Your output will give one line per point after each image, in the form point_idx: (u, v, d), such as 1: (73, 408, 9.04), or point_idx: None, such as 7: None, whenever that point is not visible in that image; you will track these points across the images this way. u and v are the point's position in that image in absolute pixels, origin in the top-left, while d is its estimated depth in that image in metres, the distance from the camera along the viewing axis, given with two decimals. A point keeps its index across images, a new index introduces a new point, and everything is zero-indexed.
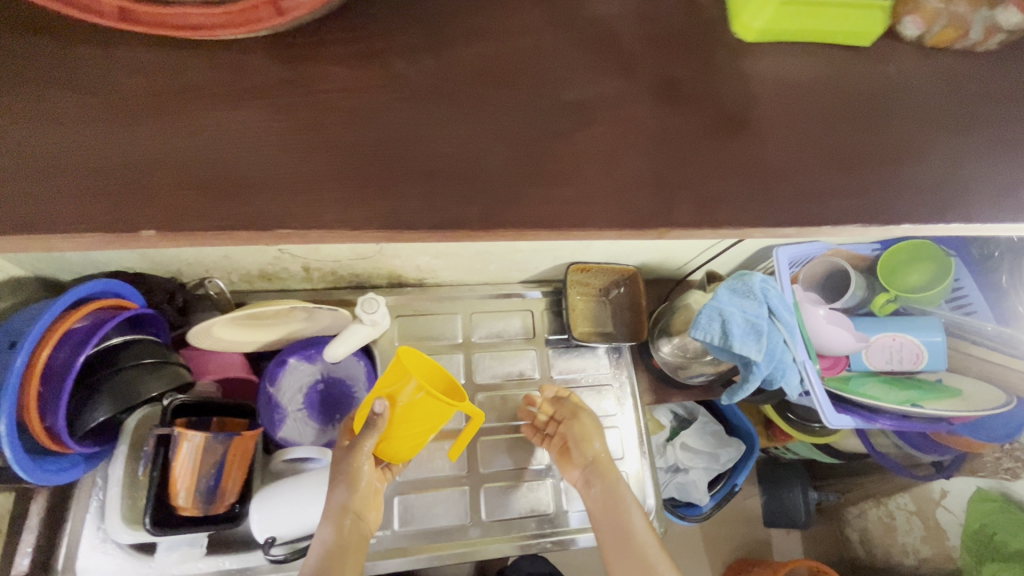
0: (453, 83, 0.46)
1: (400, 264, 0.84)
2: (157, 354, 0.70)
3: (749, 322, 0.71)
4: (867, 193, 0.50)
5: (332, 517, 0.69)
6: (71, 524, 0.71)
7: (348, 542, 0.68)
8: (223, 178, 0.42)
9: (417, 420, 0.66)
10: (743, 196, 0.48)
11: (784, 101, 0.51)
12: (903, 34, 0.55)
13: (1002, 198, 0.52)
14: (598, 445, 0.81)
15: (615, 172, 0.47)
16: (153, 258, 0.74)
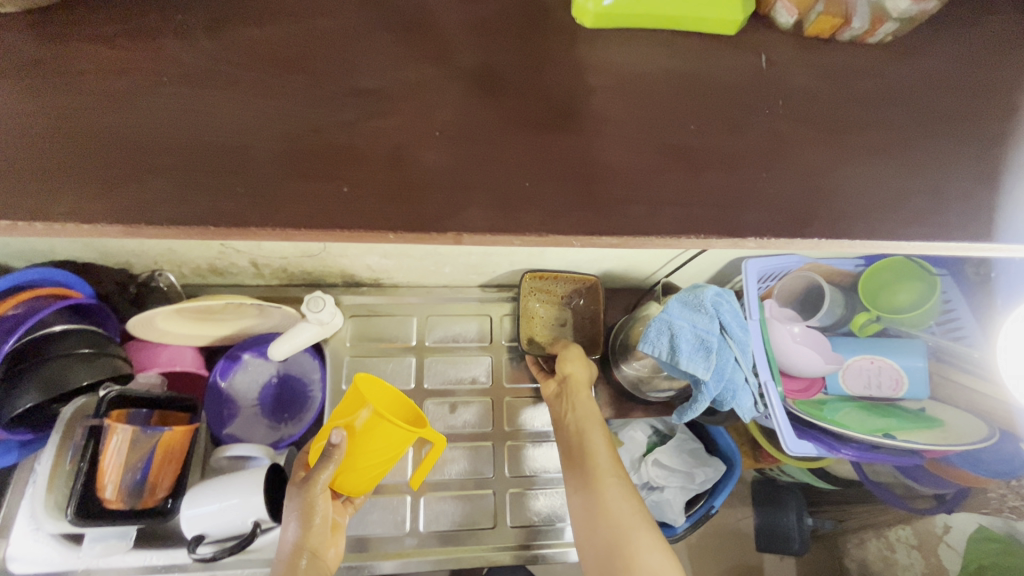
0: (343, 72, 0.44)
1: (349, 263, 0.83)
2: (94, 344, 0.70)
3: (698, 338, 0.67)
4: (792, 202, 0.47)
5: (286, 559, 0.65)
6: (7, 508, 0.71)
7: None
8: (82, 161, 0.40)
9: (377, 450, 0.64)
10: (657, 203, 0.44)
11: (710, 101, 0.47)
12: (779, 22, 0.50)
13: (952, 215, 0.47)
14: (579, 372, 0.80)
15: (516, 173, 0.44)
16: (100, 249, 0.75)
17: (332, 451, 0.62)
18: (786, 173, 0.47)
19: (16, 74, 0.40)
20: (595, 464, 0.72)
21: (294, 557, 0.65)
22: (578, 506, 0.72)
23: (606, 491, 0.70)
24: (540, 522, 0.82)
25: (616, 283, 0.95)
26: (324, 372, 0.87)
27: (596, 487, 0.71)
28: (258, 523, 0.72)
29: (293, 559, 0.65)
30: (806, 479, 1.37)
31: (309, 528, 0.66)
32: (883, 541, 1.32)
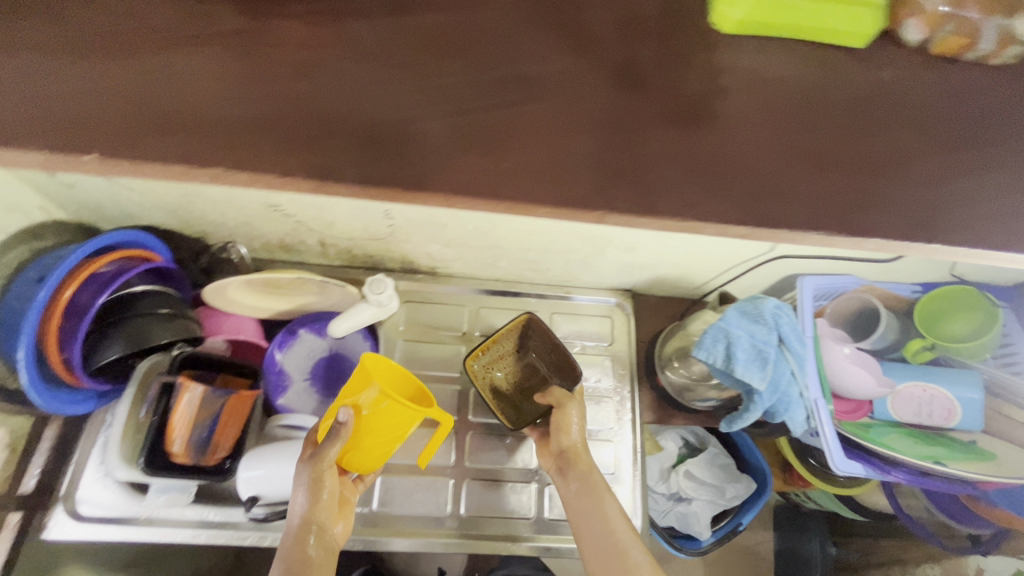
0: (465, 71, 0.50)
1: (410, 250, 0.85)
2: (172, 306, 0.74)
3: (755, 349, 0.68)
4: (840, 209, 0.50)
5: (294, 534, 0.66)
6: (77, 456, 0.75)
7: (311, 559, 0.65)
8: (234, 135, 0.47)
9: (388, 427, 0.66)
10: (729, 209, 0.49)
11: (773, 118, 0.53)
12: (905, 38, 0.56)
13: (1004, 240, 0.50)
14: (575, 437, 0.75)
15: (597, 169, 0.47)
16: (183, 217, 0.79)
17: (340, 428, 0.64)
18: (835, 183, 0.51)
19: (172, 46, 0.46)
20: (614, 531, 0.69)
21: (303, 532, 0.66)
22: (592, 546, 0.69)
23: (635, 561, 0.67)
24: None
25: (664, 291, 0.96)
26: (376, 353, 0.89)
27: (620, 556, 0.67)
28: None
29: (302, 534, 0.66)
30: (834, 509, 1.36)
31: (317, 502, 0.67)
32: None
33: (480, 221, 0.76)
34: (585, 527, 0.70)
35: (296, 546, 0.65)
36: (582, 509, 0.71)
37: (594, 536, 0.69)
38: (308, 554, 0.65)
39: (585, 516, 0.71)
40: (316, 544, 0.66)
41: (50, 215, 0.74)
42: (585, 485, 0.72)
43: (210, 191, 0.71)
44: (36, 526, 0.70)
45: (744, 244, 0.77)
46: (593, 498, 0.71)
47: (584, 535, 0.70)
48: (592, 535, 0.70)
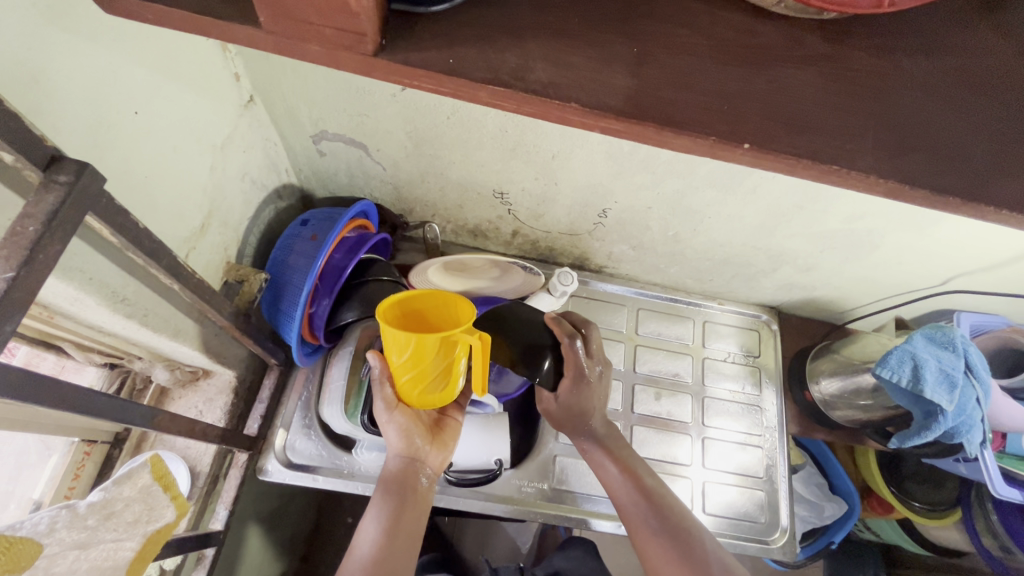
0: None
1: (596, 247, 0.91)
2: (396, 276, 0.78)
3: (943, 372, 0.73)
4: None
5: (397, 473, 0.67)
6: (286, 406, 0.78)
7: (419, 496, 0.66)
8: None
9: (426, 358, 0.59)
10: None
11: None
12: None
13: None
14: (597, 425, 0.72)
15: None
16: (400, 193, 0.84)
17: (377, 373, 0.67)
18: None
19: None
20: (649, 493, 0.67)
21: (408, 472, 0.67)
22: (633, 522, 0.66)
23: (683, 519, 0.66)
24: (728, 515, 0.88)
25: (809, 312, 1.02)
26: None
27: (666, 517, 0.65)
28: (500, 462, 0.81)
29: (408, 473, 0.67)
30: (896, 540, 1.42)
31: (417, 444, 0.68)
32: None
33: (683, 228, 0.81)
34: (621, 502, 0.68)
35: (402, 481, 0.66)
36: (614, 481, 0.69)
37: (638, 517, 0.66)
38: (414, 491, 0.66)
39: (616, 488, 0.69)
40: (425, 484, 0.67)
41: (289, 177, 0.80)
42: (619, 462, 0.70)
43: (451, 173, 0.77)
44: (256, 466, 0.74)
45: (922, 277, 0.83)
46: (631, 480, 0.68)
47: (624, 505, 0.68)
48: (637, 512, 0.66)
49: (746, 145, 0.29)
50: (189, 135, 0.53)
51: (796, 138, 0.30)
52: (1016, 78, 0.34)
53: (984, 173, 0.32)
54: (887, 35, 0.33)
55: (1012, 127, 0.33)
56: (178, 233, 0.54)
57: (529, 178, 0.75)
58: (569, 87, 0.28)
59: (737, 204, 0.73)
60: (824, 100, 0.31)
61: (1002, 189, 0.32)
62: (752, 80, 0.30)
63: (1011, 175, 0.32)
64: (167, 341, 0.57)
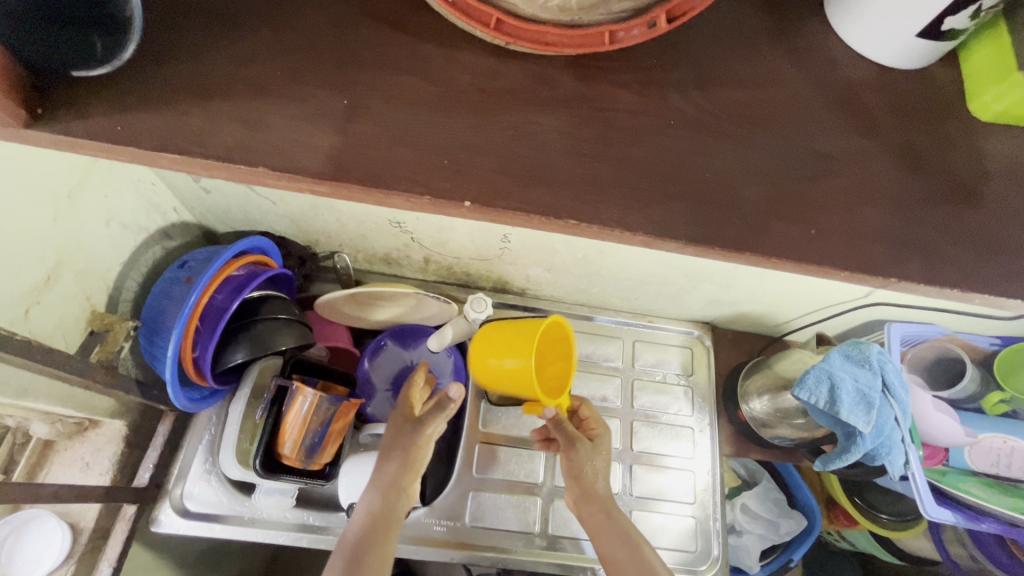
0: (669, 62, 0.40)
1: (510, 272, 0.88)
2: (290, 311, 0.75)
3: (859, 392, 0.70)
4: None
5: (382, 492, 0.68)
6: (183, 453, 0.75)
7: (394, 514, 0.67)
8: (411, 120, 0.38)
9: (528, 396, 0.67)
10: (977, 262, 0.38)
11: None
12: None
13: None
14: (599, 469, 0.76)
15: (858, 220, 0.38)
16: (301, 226, 0.82)
17: (447, 400, 0.74)
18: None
19: (351, 32, 0.40)
20: (631, 525, 0.71)
21: (391, 492, 0.69)
22: (614, 554, 0.69)
23: (647, 547, 0.69)
24: (657, 545, 0.84)
25: (744, 327, 0.98)
26: (457, 367, 0.91)
27: (641, 549, 0.69)
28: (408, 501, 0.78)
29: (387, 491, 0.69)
30: (872, 552, 1.33)
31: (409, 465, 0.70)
32: None
33: (591, 250, 0.79)
34: (614, 560, 0.69)
35: (382, 500, 0.68)
36: (607, 519, 0.72)
37: (619, 547, 0.69)
38: (391, 507, 0.68)
39: (612, 529, 0.71)
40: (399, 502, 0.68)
41: (181, 216, 0.77)
42: (607, 505, 0.73)
43: (342, 206, 0.75)
44: (148, 518, 0.72)
45: (842, 290, 0.80)
46: (614, 518, 0.72)
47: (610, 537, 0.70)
48: (618, 542, 0.70)
49: (467, 203, 0.36)
50: (16, 192, 0.51)
51: (551, 181, 0.37)
52: (787, 110, 0.39)
53: (743, 213, 0.37)
54: (649, 74, 0.39)
55: (782, 156, 0.38)
56: (6, 291, 0.52)
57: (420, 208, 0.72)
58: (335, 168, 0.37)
59: None
60: (571, 153, 0.37)
61: (748, 228, 0.37)
62: (503, 129, 0.37)
63: (769, 216, 0.37)
64: (14, 401, 0.56)
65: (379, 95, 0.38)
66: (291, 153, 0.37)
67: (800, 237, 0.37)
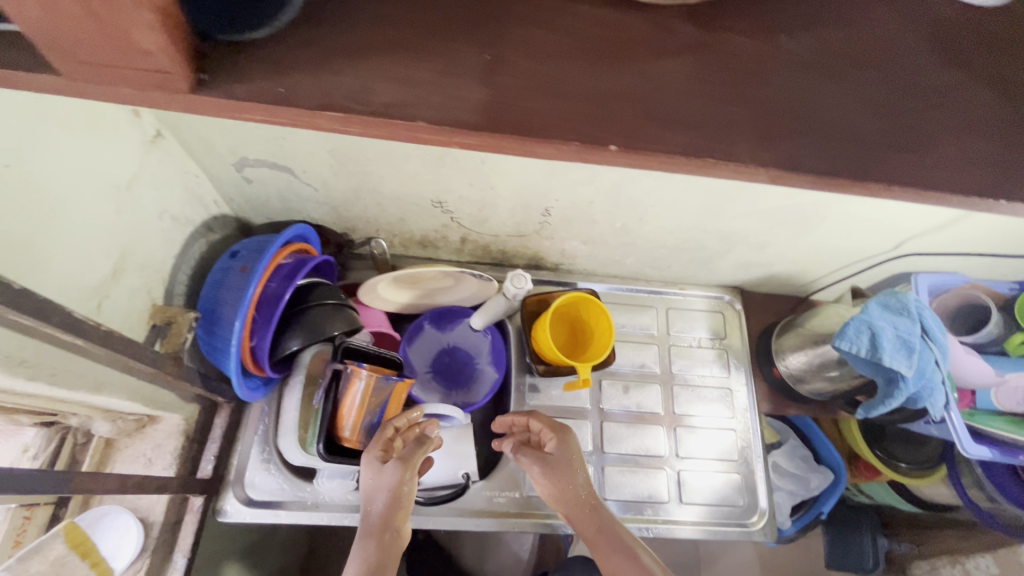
0: None
1: (547, 246, 0.89)
2: (339, 297, 0.76)
3: (900, 338, 0.72)
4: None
5: (376, 535, 0.67)
6: (242, 445, 0.77)
7: (390, 551, 0.66)
8: None
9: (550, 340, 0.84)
10: None
11: None
12: None
13: None
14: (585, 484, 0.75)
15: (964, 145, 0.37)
16: (340, 211, 0.82)
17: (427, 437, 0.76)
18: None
19: None
20: (622, 533, 0.70)
21: (384, 532, 0.67)
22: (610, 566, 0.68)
23: (647, 560, 0.67)
24: (705, 501, 0.87)
25: (772, 288, 1.01)
26: (495, 348, 0.91)
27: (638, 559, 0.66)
28: (467, 475, 0.82)
29: (381, 529, 0.67)
30: (894, 502, 1.37)
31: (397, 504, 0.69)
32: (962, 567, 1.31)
33: (629, 219, 0.80)
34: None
35: (376, 539, 0.66)
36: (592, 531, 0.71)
37: (612, 553, 0.68)
38: (386, 548, 0.66)
39: (602, 542, 0.69)
40: (394, 537, 0.68)
41: (221, 208, 0.77)
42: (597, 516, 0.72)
43: (385, 188, 0.75)
44: (215, 508, 0.73)
45: (874, 242, 0.83)
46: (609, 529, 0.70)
47: (603, 549, 0.69)
48: (607, 553, 0.69)
49: (613, 147, 0.34)
50: (83, 184, 0.51)
51: (682, 126, 0.35)
52: (893, 44, 0.39)
53: (868, 150, 0.36)
54: (755, 16, 0.38)
55: (898, 92, 0.38)
56: (82, 283, 0.52)
57: (464, 186, 0.73)
58: (473, 114, 0.34)
59: (676, 190, 0.71)
60: (697, 110, 0.35)
61: (883, 164, 0.36)
62: (636, 77, 0.35)
63: (895, 149, 0.36)
64: (89, 396, 0.56)
65: (513, 45, 0.35)
66: (429, 110, 0.34)
67: (930, 170, 0.36)
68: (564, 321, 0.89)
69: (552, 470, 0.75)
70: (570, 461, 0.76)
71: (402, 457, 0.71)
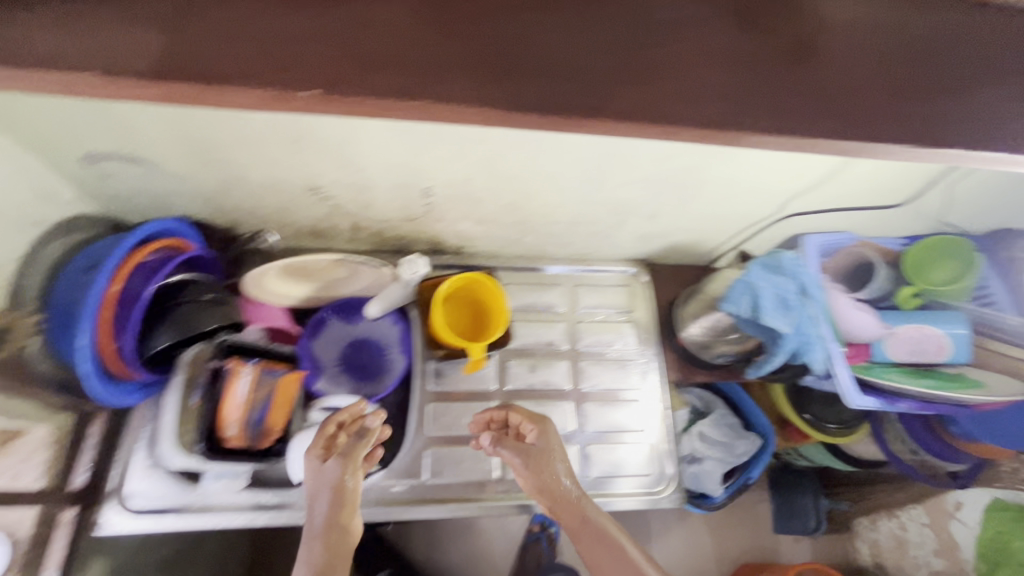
0: None
1: (441, 229, 0.88)
2: (217, 293, 0.75)
3: (778, 297, 0.74)
4: (948, 122, 0.47)
5: (322, 535, 0.66)
6: (123, 452, 0.74)
7: (340, 551, 0.65)
8: (311, 44, 0.40)
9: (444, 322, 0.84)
10: (811, 113, 0.46)
11: (844, 43, 0.47)
12: None
13: None
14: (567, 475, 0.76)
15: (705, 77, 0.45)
16: (217, 205, 0.79)
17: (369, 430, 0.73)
18: (956, 108, 0.47)
19: None
20: (602, 521, 0.73)
21: (331, 531, 0.66)
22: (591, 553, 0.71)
23: (628, 547, 0.70)
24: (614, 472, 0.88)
25: (677, 259, 1.02)
26: (404, 337, 0.90)
27: (618, 549, 0.70)
28: (362, 467, 0.78)
29: (329, 530, 0.66)
30: (830, 464, 1.39)
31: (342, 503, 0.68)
32: (896, 521, 1.36)
33: (513, 195, 0.80)
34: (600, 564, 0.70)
35: (325, 540, 0.65)
36: (575, 522, 0.74)
37: (592, 541, 0.71)
38: (334, 548, 0.65)
39: (581, 528, 0.73)
40: (344, 536, 0.67)
41: (84, 208, 0.73)
42: (579, 507, 0.74)
43: (254, 177, 0.73)
44: (91, 521, 0.70)
45: (757, 205, 0.84)
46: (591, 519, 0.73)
47: (586, 540, 0.72)
48: (589, 543, 0.72)
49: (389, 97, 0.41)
50: None
51: (447, 78, 0.41)
52: None
53: (604, 86, 0.43)
54: None
55: (644, 27, 0.44)
56: None
57: (333, 168, 0.71)
58: (258, 78, 0.39)
59: (547, 160, 0.71)
60: (460, 63, 0.41)
61: (618, 95, 0.43)
62: (406, 36, 0.41)
63: (627, 83, 0.44)
64: None
65: (293, 24, 0.40)
66: (217, 70, 0.39)
67: (665, 110, 0.44)
68: (466, 302, 0.89)
69: (531, 462, 0.76)
70: (547, 454, 0.76)
71: (341, 454, 0.70)
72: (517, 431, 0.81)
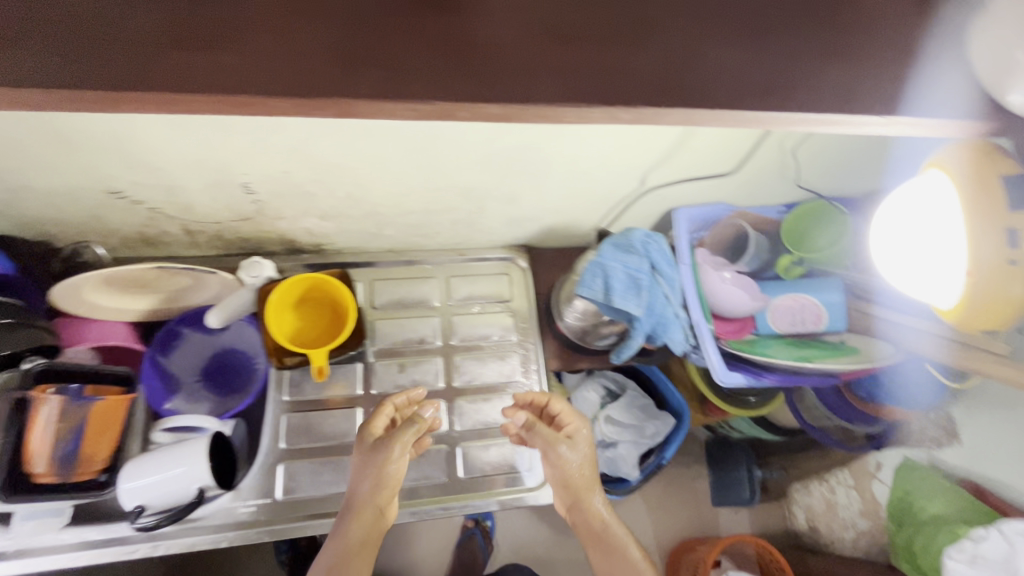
0: None
1: (287, 227, 0.81)
2: (17, 315, 0.64)
3: (629, 277, 0.70)
4: (729, 78, 0.41)
5: (355, 519, 0.66)
6: None
7: (370, 538, 0.65)
8: None
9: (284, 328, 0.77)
10: (558, 73, 0.38)
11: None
12: None
13: (847, 99, 0.41)
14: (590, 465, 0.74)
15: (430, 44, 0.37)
16: (16, 217, 0.71)
17: (421, 421, 0.72)
18: (736, 56, 0.41)
19: None
20: (607, 519, 0.71)
21: (363, 515, 0.66)
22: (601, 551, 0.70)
23: (635, 552, 0.68)
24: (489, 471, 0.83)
25: (559, 242, 0.97)
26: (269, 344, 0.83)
27: (627, 555, 0.68)
28: (204, 490, 0.71)
29: (357, 515, 0.66)
30: (758, 434, 1.34)
31: (381, 487, 0.68)
32: (827, 484, 1.26)
33: (347, 186, 0.73)
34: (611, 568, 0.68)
35: (355, 525, 0.65)
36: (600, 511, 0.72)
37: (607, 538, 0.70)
38: (364, 533, 0.65)
39: (602, 518, 0.71)
40: (374, 522, 0.66)
41: None
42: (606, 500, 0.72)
43: (40, 183, 0.65)
44: None
45: (617, 181, 0.79)
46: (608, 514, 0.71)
47: (604, 534, 0.70)
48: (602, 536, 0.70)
49: None
50: None
51: (99, 56, 0.34)
52: None
53: (303, 66, 0.36)
54: None
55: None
56: None
57: (125, 169, 0.64)
58: None
59: (363, 145, 0.65)
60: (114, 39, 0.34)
61: (314, 67, 0.36)
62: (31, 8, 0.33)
63: (329, 59, 0.36)
64: None
65: None
66: None
67: (383, 73, 0.37)
68: (318, 302, 0.83)
69: (556, 450, 0.73)
70: (577, 440, 0.74)
71: (388, 437, 0.69)
72: (551, 413, 0.78)
